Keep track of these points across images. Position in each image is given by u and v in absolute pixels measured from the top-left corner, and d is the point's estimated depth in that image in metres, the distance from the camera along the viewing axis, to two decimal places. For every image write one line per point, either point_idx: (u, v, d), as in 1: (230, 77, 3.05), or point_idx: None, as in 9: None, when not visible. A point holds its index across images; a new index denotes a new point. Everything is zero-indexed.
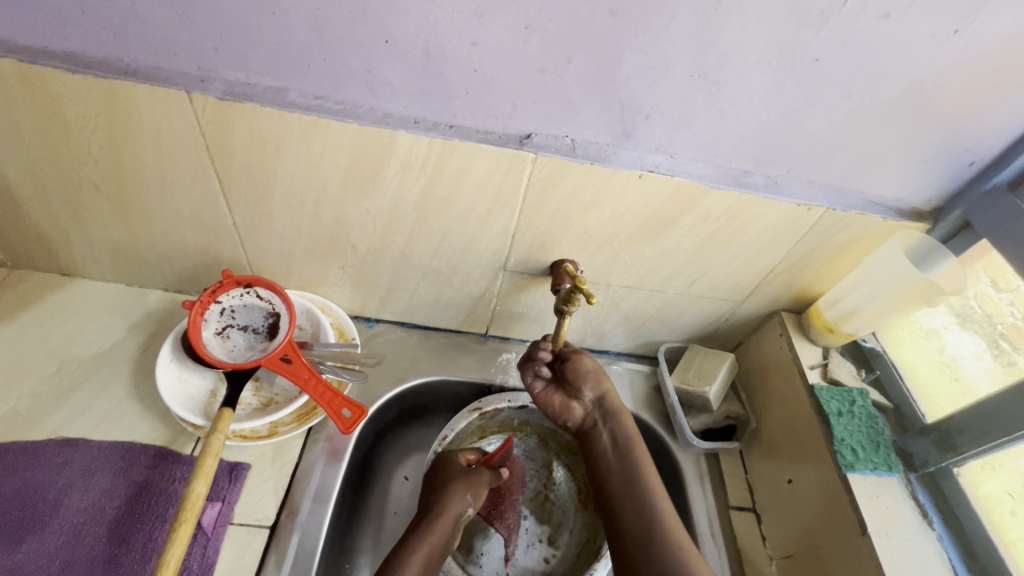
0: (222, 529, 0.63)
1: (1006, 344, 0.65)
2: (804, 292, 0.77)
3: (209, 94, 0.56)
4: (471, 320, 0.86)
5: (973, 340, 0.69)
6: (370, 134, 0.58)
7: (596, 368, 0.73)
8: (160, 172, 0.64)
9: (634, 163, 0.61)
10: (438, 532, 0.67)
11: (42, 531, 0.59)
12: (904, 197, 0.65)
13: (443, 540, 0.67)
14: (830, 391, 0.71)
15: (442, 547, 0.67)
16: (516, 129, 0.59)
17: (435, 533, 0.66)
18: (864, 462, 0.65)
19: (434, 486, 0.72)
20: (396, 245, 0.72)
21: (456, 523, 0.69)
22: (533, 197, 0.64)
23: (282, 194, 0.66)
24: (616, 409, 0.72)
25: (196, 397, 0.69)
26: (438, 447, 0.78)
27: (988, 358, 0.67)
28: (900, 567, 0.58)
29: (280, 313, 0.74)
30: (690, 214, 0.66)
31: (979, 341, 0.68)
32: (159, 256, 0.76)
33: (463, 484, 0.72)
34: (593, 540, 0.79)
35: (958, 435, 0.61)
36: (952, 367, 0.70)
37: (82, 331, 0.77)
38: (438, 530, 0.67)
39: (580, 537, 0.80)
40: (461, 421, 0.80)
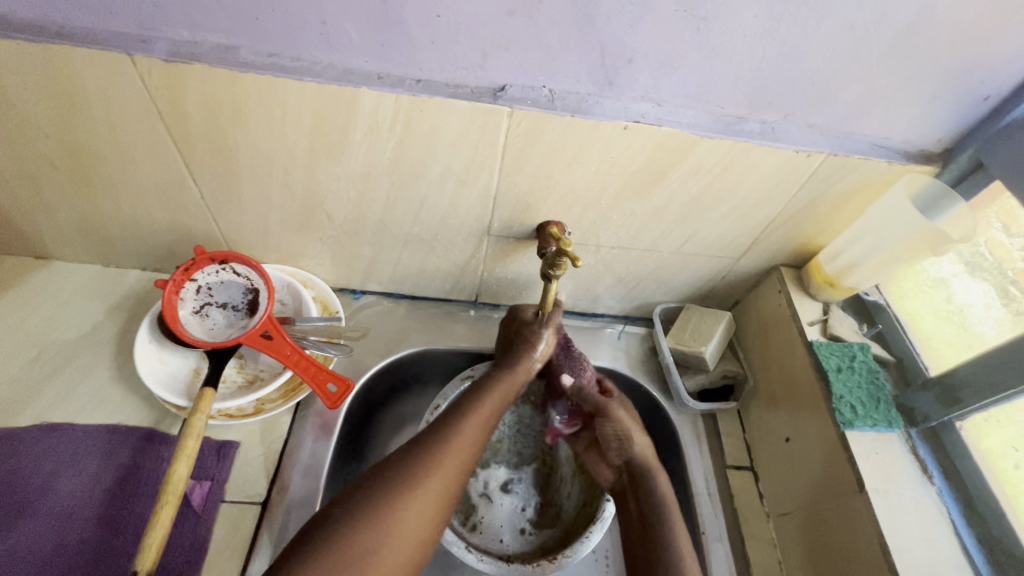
0: (213, 507, 0.62)
1: (1015, 290, 0.61)
2: (804, 246, 0.74)
3: (154, 56, 0.51)
4: (459, 289, 0.83)
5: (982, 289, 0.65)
6: (331, 92, 0.54)
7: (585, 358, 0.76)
8: (117, 145, 0.61)
9: (618, 114, 0.57)
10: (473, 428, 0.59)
11: (32, 515, 0.59)
12: (911, 139, 0.61)
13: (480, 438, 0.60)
14: (829, 347, 0.68)
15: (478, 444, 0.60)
16: (489, 81, 0.55)
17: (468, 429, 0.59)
18: (863, 419, 0.62)
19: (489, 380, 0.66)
20: (373, 213, 0.69)
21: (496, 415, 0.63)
22: (512, 156, 0.60)
23: (248, 162, 0.62)
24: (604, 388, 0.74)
25: (179, 377, 0.68)
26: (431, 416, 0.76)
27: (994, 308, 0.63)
28: (899, 525, 0.56)
29: (259, 288, 0.72)
30: (680, 166, 0.62)
31: (989, 290, 0.64)
32: (132, 234, 0.73)
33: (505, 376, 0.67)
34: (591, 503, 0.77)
35: (961, 388, 0.59)
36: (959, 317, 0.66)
37: (61, 315, 0.75)
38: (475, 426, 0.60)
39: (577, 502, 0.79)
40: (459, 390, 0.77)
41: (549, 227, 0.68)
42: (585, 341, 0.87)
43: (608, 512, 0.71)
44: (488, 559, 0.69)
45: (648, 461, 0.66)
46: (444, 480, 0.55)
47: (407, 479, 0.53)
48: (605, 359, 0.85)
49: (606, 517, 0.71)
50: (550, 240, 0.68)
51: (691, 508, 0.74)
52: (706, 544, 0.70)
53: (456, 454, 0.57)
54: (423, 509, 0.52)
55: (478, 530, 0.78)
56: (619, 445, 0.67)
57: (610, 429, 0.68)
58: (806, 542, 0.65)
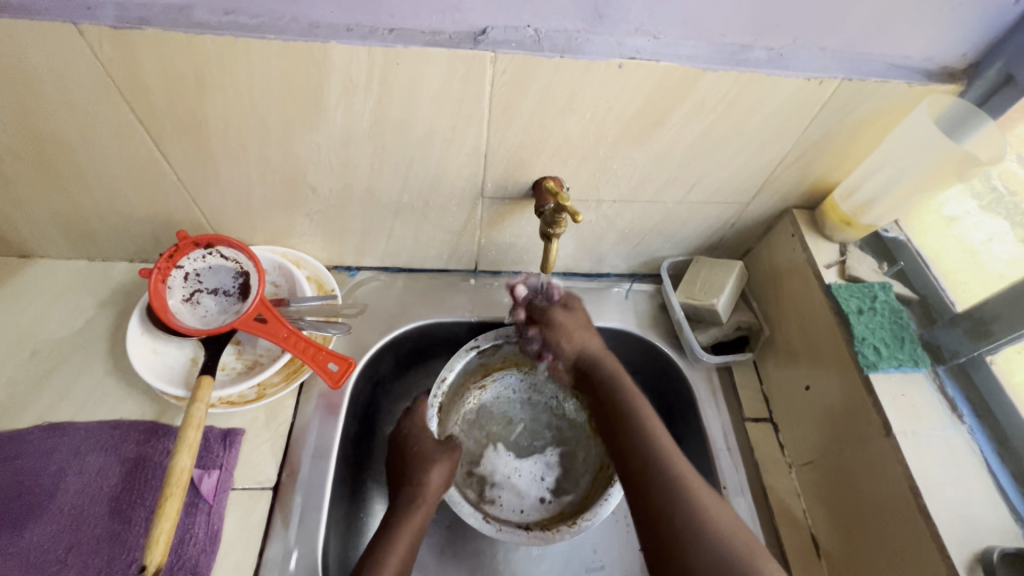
0: (224, 495, 0.61)
1: None
2: (818, 184, 0.69)
3: (101, 23, 0.47)
4: (457, 257, 0.80)
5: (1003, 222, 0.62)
6: (297, 50, 0.49)
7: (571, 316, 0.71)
8: (80, 129, 0.57)
9: (612, 51, 0.52)
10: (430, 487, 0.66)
11: (42, 516, 0.58)
12: (932, 55, 0.55)
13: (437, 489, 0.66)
14: (849, 289, 0.64)
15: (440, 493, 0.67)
16: (468, 24, 0.50)
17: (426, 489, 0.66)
18: (888, 361, 0.59)
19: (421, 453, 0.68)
20: (359, 182, 0.65)
21: (451, 472, 0.68)
22: (500, 106, 0.56)
23: (220, 136, 0.58)
24: (597, 355, 0.70)
25: (176, 367, 0.66)
26: (438, 390, 0.75)
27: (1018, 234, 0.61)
28: (931, 467, 0.54)
29: (249, 271, 0.69)
30: (682, 105, 0.57)
31: (1001, 223, 0.62)
32: (113, 225, 0.70)
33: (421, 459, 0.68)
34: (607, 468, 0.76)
35: (993, 320, 0.55)
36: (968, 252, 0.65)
37: (51, 312, 0.73)
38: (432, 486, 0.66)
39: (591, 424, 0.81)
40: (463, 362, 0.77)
41: (546, 183, 0.63)
42: (592, 302, 0.84)
43: None
44: (506, 529, 0.67)
45: (592, 352, 0.70)
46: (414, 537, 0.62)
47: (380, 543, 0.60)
48: (614, 319, 0.83)
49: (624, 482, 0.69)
50: (547, 198, 0.63)
51: (711, 463, 0.72)
52: (728, 498, 0.69)
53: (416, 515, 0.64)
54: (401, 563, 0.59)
55: (496, 501, 0.77)
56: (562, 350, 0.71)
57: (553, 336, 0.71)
58: (831, 492, 0.63)
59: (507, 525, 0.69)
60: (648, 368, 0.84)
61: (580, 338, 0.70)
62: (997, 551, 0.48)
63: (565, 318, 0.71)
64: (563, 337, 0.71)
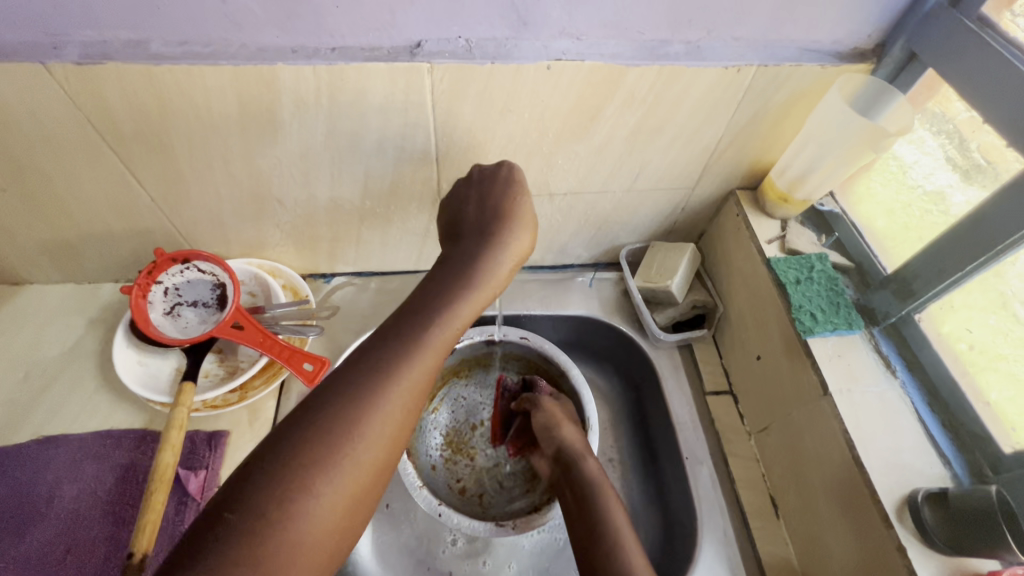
0: (211, 493, 0.65)
1: (984, 166, 0.56)
2: (755, 165, 0.73)
3: (66, 61, 0.52)
4: (426, 258, 0.84)
5: (945, 172, 0.60)
6: (247, 73, 0.54)
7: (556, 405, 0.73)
8: (56, 159, 0.61)
9: (539, 54, 0.56)
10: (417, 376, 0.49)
11: (40, 522, 0.62)
12: (841, 38, 0.60)
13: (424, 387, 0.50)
14: (787, 262, 0.68)
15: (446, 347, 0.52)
16: (404, 39, 0.55)
17: (411, 379, 0.48)
18: (824, 325, 0.63)
19: (496, 211, 0.59)
20: (322, 191, 0.69)
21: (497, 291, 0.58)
22: (443, 113, 0.60)
23: (187, 157, 0.63)
24: (576, 453, 0.67)
25: (160, 377, 0.70)
26: None
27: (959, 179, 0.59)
28: (864, 420, 0.58)
29: (225, 282, 0.73)
30: (613, 99, 0.61)
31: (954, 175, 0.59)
32: (96, 248, 0.75)
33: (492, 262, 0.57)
34: None
35: (914, 280, 0.60)
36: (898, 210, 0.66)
37: (42, 333, 0.77)
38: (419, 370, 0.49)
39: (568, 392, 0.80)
40: None
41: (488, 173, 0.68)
42: (557, 293, 0.88)
43: None
44: (521, 523, 0.69)
45: (577, 450, 0.67)
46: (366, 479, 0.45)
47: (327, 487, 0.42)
48: (578, 308, 0.86)
49: None
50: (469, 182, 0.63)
51: (674, 436, 0.75)
52: (690, 468, 0.72)
53: (394, 426, 0.47)
54: (349, 483, 0.44)
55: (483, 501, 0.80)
56: (549, 431, 0.70)
57: (541, 419, 0.71)
58: (783, 454, 0.67)
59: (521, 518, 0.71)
60: (614, 352, 0.88)
61: (567, 423, 0.70)
62: (923, 493, 0.52)
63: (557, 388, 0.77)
64: (553, 415, 0.71)
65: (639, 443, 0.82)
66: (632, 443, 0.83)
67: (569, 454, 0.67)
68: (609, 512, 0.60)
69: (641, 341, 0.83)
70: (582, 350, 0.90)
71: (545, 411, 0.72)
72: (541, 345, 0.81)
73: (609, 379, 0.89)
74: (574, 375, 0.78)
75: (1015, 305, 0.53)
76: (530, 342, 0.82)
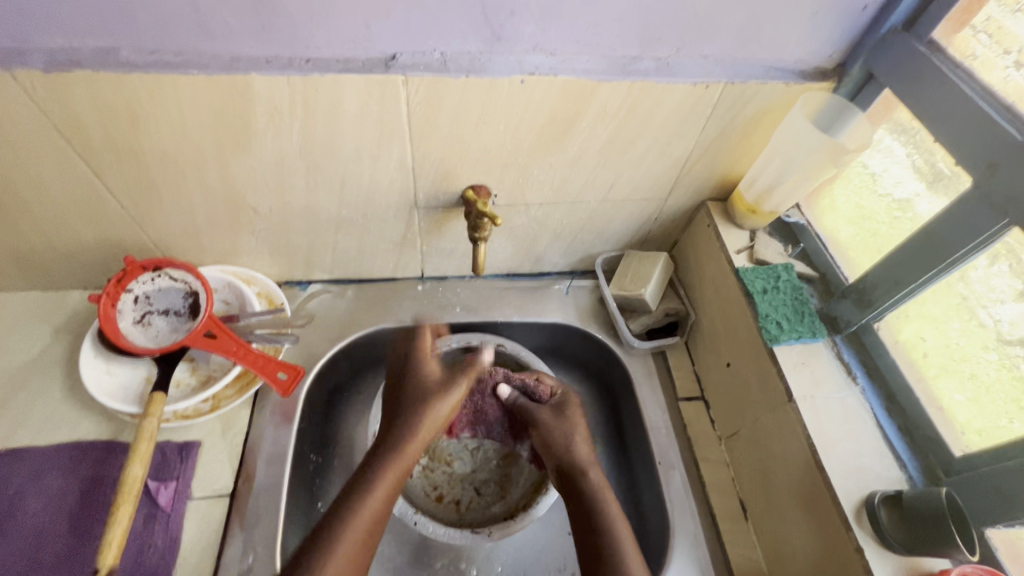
0: (181, 505, 0.64)
1: (944, 179, 0.58)
2: (725, 177, 0.75)
3: (32, 67, 0.51)
4: (403, 266, 0.85)
5: (912, 181, 0.62)
6: (219, 82, 0.54)
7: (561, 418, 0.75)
8: (21, 165, 0.60)
9: (513, 68, 0.57)
10: (379, 493, 0.64)
11: (1, 537, 0.61)
12: (803, 58, 0.62)
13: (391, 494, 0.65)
14: (754, 271, 0.70)
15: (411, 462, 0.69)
16: (379, 51, 0.55)
17: (387, 480, 0.65)
18: (789, 333, 0.65)
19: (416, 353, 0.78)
20: (298, 200, 0.69)
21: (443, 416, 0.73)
22: (418, 124, 0.61)
23: (159, 164, 0.62)
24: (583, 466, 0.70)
25: (129, 387, 0.69)
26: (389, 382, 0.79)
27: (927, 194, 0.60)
28: (826, 425, 0.60)
29: (198, 290, 0.72)
30: (586, 113, 0.63)
31: (918, 184, 0.61)
32: (64, 255, 0.73)
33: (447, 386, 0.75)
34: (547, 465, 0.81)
35: (874, 289, 0.62)
36: (859, 223, 0.69)
37: (5, 343, 0.75)
38: (375, 502, 0.63)
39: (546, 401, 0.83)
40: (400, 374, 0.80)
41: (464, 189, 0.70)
42: (534, 300, 0.89)
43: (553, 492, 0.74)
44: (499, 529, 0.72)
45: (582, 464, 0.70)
46: (371, 529, 0.62)
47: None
48: (553, 315, 0.87)
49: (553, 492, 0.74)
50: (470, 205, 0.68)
51: (647, 441, 0.77)
52: (663, 472, 0.74)
53: (371, 515, 0.62)
54: None
55: (459, 509, 0.80)
56: (562, 448, 0.72)
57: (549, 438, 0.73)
58: (751, 458, 0.69)
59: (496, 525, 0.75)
60: (589, 359, 0.89)
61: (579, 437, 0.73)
62: (879, 495, 0.55)
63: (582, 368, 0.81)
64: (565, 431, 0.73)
65: (612, 448, 0.84)
66: (606, 448, 0.84)
67: (576, 466, 0.70)
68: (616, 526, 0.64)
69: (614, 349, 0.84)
70: (558, 357, 0.92)
71: (556, 426, 0.74)
72: (517, 352, 0.82)
73: (583, 385, 0.90)
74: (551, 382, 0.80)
75: (969, 313, 0.56)
76: (506, 349, 0.82)
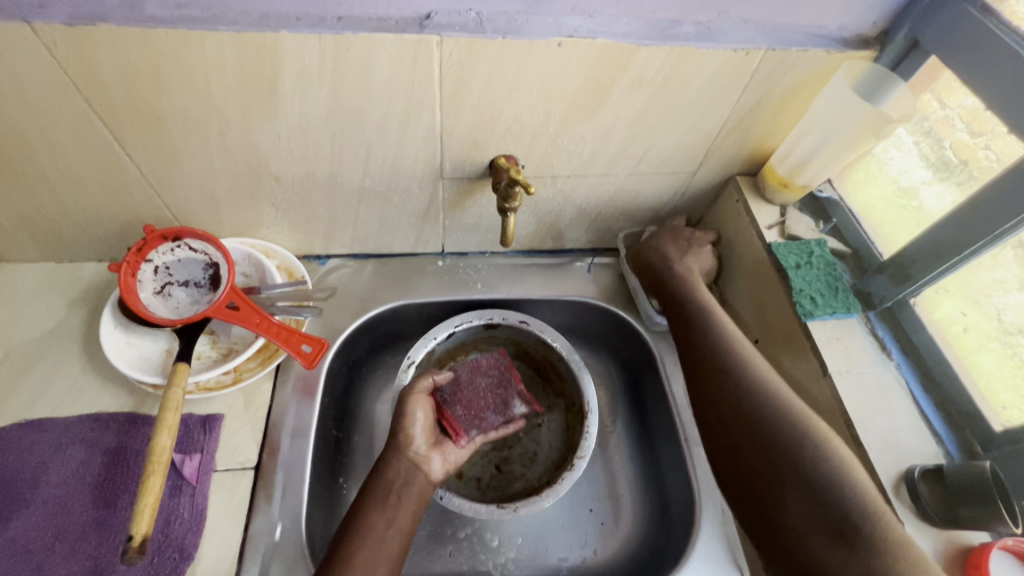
0: (206, 477, 0.63)
1: (954, 159, 0.63)
2: (756, 151, 0.73)
3: (53, 21, 0.49)
4: (424, 240, 0.83)
5: (919, 170, 0.67)
6: (249, 40, 0.52)
7: (681, 250, 0.78)
8: (39, 128, 0.58)
9: (551, 30, 0.55)
10: (377, 531, 0.58)
11: (25, 508, 0.60)
12: (847, 24, 0.60)
13: (391, 532, 0.59)
14: (787, 247, 0.69)
15: (407, 501, 0.61)
16: (413, 10, 0.53)
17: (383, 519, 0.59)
18: (823, 309, 0.64)
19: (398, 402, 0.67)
20: (322, 169, 0.67)
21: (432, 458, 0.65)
22: (450, 89, 0.59)
23: (181, 128, 0.60)
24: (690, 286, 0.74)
25: (151, 359, 0.68)
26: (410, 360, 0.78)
27: (939, 184, 0.65)
28: (862, 400, 0.59)
29: (218, 262, 0.70)
30: (622, 80, 0.61)
31: (925, 171, 0.67)
32: (80, 224, 0.71)
33: (406, 455, 0.63)
34: (570, 442, 0.80)
35: (911, 265, 0.61)
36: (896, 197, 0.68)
37: (20, 314, 0.73)
38: (375, 541, 0.57)
39: (568, 375, 0.81)
40: (421, 350, 0.79)
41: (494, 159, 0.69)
42: (556, 277, 0.88)
43: (580, 467, 0.72)
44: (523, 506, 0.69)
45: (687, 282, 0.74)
46: (383, 553, 0.57)
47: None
48: (574, 292, 0.86)
49: (580, 468, 0.72)
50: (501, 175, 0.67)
51: (672, 418, 0.76)
52: (689, 449, 0.73)
53: (376, 556, 0.56)
54: None
55: (482, 487, 0.79)
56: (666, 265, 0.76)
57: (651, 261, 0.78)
58: None
59: (521, 500, 0.70)
60: (609, 337, 0.88)
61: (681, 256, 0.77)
62: (918, 470, 0.55)
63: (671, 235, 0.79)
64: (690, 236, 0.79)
65: (634, 425, 0.84)
66: (627, 425, 0.84)
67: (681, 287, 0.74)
68: (776, 396, 0.60)
69: (636, 326, 0.84)
70: (578, 335, 0.91)
71: (663, 244, 0.78)
72: (540, 329, 0.81)
73: (602, 363, 0.90)
74: (575, 357, 0.79)
75: (974, 300, 0.59)
76: (528, 326, 0.81)
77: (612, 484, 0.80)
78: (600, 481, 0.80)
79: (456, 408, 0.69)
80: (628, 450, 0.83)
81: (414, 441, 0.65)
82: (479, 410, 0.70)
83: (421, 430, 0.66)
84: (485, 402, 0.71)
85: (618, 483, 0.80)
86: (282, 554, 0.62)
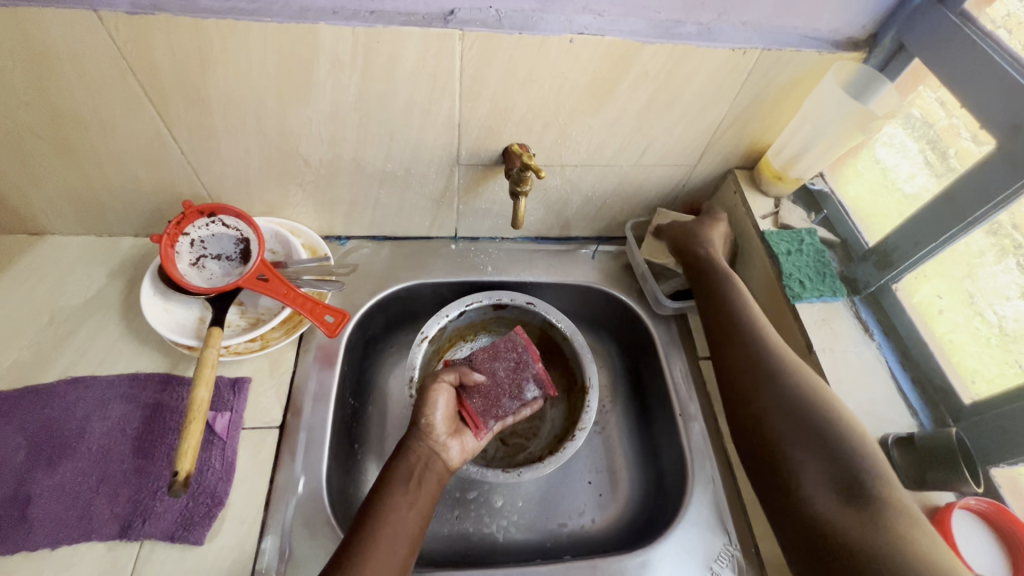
0: (236, 433, 0.69)
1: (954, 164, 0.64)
2: (753, 146, 0.78)
3: (117, 10, 0.54)
4: (438, 225, 0.88)
5: (923, 176, 0.68)
6: (290, 31, 0.57)
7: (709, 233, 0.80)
8: (94, 108, 0.63)
9: (564, 27, 0.60)
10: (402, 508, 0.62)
11: (71, 454, 0.65)
12: (838, 28, 0.64)
13: (413, 510, 0.63)
14: (779, 235, 0.74)
15: (428, 481, 0.65)
16: (439, 6, 0.59)
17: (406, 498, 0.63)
18: (811, 292, 0.69)
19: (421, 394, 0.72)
20: (347, 152, 0.73)
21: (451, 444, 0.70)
22: (469, 80, 0.64)
23: (221, 111, 0.65)
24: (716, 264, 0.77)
25: (187, 325, 0.74)
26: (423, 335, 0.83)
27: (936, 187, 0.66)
28: (843, 376, 0.65)
29: (249, 238, 0.76)
30: (627, 75, 0.66)
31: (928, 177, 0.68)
32: (122, 201, 0.77)
33: (425, 442, 0.68)
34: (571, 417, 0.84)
35: (894, 252, 0.66)
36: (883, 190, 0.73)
37: (63, 282, 0.79)
38: (397, 517, 0.61)
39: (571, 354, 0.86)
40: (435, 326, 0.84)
41: (507, 148, 0.73)
42: (561, 262, 0.92)
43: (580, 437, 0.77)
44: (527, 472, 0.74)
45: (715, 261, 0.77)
46: (405, 529, 0.61)
47: (387, 566, 0.58)
48: (579, 277, 0.91)
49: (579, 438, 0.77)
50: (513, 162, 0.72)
51: (668, 395, 0.81)
52: (683, 423, 0.78)
53: (398, 531, 0.61)
54: None
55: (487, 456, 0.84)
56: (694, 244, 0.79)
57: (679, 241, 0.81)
58: None
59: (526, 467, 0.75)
60: (611, 322, 0.93)
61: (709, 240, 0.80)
62: (892, 437, 0.61)
63: (709, 225, 0.81)
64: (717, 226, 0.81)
65: (631, 403, 0.89)
66: (624, 403, 0.90)
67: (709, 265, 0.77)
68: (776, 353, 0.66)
69: (636, 308, 0.88)
70: (580, 319, 0.96)
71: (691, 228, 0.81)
72: (545, 310, 0.87)
73: (602, 346, 0.95)
74: (576, 335, 0.85)
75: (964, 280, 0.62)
76: (534, 307, 0.87)
77: (609, 456, 0.85)
78: (599, 454, 0.85)
79: (473, 398, 0.74)
80: (626, 426, 0.88)
81: (437, 429, 0.69)
82: (495, 396, 0.74)
83: (443, 419, 0.70)
84: (501, 389, 0.75)
85: (614, 454, 0.85)
86: (303, 507, 0.67)
